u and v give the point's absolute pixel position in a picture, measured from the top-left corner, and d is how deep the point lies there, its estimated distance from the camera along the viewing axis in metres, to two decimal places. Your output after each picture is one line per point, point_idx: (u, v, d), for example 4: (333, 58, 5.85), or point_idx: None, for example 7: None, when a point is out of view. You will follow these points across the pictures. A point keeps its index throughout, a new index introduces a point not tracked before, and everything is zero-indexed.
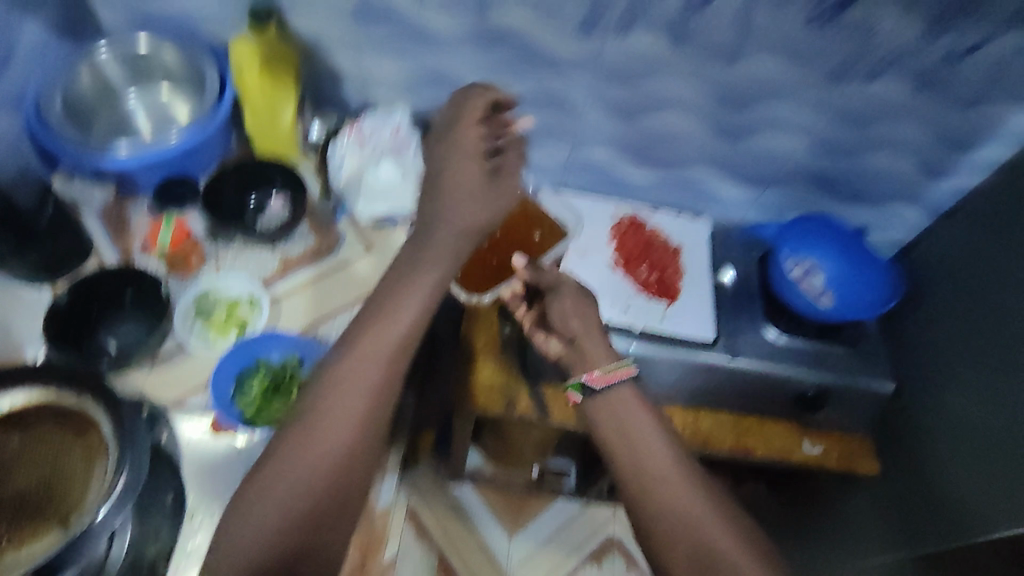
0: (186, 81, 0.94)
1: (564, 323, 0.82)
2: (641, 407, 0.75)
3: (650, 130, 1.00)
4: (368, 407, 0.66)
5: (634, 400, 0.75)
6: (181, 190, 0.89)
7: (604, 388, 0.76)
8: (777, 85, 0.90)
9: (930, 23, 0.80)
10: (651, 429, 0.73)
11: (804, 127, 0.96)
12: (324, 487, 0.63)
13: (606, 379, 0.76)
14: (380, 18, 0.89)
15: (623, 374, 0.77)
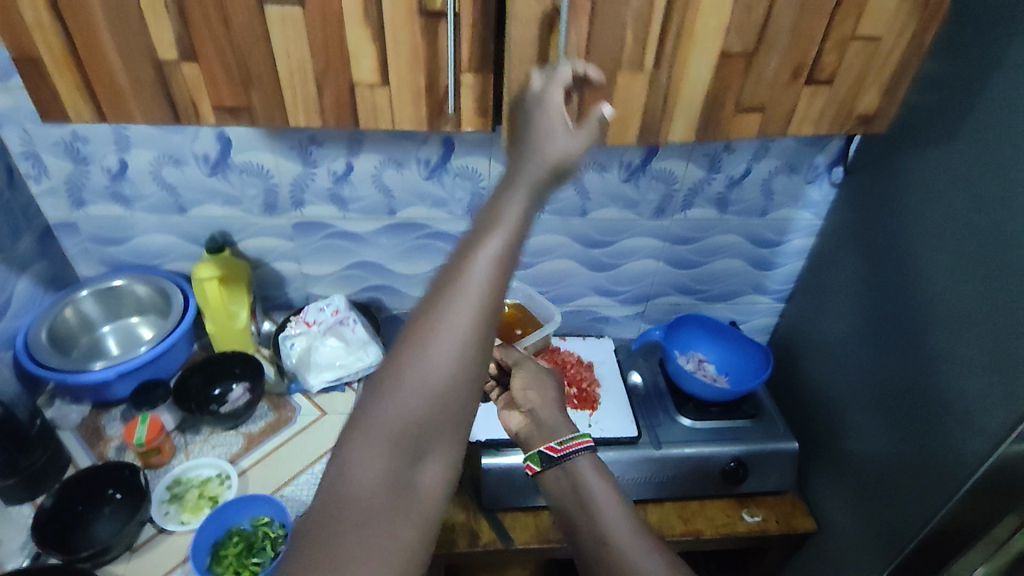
0: (153, 307, 1.14)
1: (524, 393, 0.90)
2: (600, 476, 0.81)
3: (541, 275, 1.26)
4: (447, 402, 0.48)
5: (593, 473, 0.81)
6: (154, 390, 1.01)
7: (562, 458, 0.83)
8: (627, 223, 1.20)
9: (710, 166, 1.13)
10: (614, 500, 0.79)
11: (655, 252, 1.24)
12: (417, 434, 0.47)
13: (564, 449, 0.83)
14: (313, 231, 1.14)
15: (581, 445, 0.83)
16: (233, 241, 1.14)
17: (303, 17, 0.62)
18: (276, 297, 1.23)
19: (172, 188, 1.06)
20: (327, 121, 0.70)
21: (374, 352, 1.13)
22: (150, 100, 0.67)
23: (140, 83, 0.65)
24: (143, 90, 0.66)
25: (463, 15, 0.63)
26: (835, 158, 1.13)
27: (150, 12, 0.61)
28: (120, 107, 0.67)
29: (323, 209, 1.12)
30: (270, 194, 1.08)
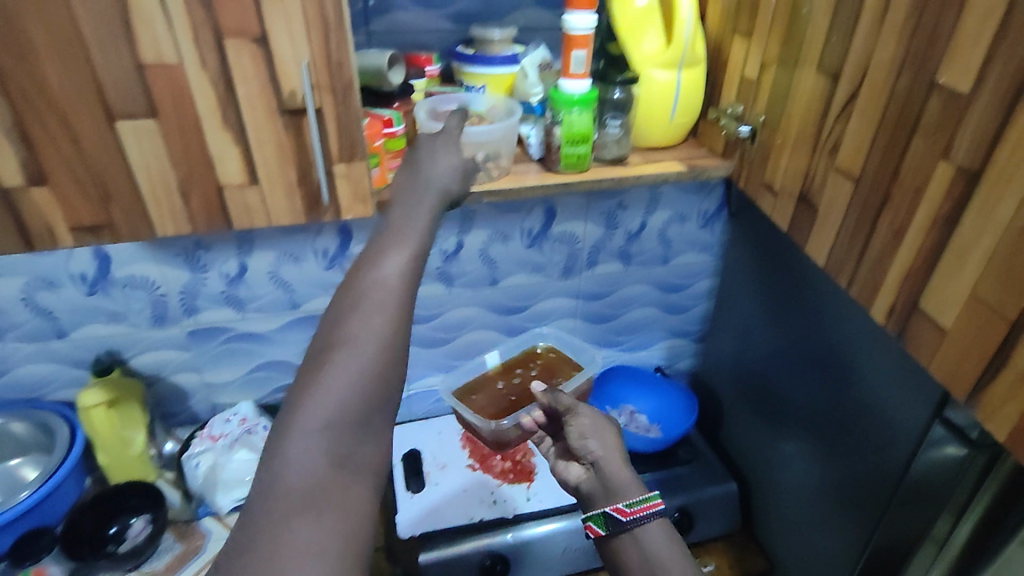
0: (35, 445, 1.04)
1: (583, 441, 0.75)
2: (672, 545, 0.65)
3: (460, 349, 1.24)
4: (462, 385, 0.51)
5: (666, 542, 0.65)
6: (36, 540, 0.92)
7: (632, 524, 0.66)
8: None
9: (608, 223, 1.17)
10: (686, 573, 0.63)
11: None
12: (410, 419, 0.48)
13: (632, 512, 0.66)
14: (212, 336, 1.08)
15: (652, 508, 0.67)
16: (123, 359, 1.06)
17: (158, 127, 0.61)
18: (178, 413, 1.15)
19: (48, 311, 0.99)
20: (199, 226, 0.67)
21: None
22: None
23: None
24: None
25: (327, 109, 0.64)
26: (720, 201, 1.20)
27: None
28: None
29: (219, 313, 1.06)
30: (160, 304, 1.03)
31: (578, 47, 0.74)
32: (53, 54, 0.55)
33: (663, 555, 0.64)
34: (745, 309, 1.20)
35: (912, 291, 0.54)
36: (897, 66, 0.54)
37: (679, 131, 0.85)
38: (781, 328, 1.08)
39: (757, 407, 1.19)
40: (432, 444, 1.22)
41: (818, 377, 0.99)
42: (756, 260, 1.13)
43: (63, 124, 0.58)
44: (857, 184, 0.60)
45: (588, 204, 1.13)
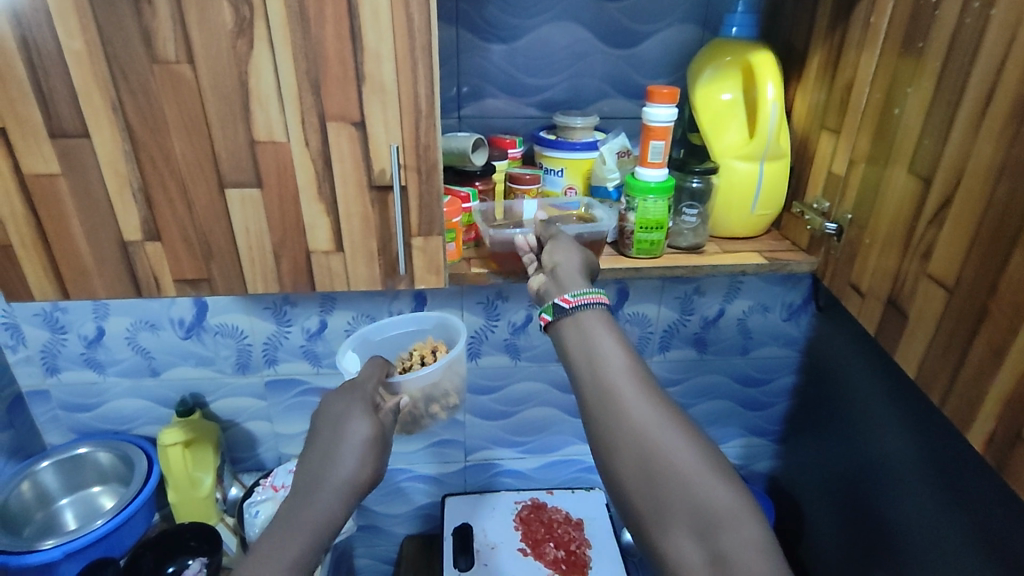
0: (116, 475, 1.11)
1: (550, 254, 0.72)
2: (609, 326, 0.63)
3: (522, 422, 1.23)
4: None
5: (603, 323, 0.63)
6: (102, 568, 0.93)
7: (575, 311, 0.64)
8: None
9: (682, 309, 1.14)
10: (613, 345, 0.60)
11: None
12: None
13: (576, 300, 0.64)
14: (288, 387, 1.15)
15: (593, 300, 0.65)
16: (205, 402, 1.14)
17: (261, 196, 0.66)
18: (248, 458, 1.20)
19: (146, 351, 1.08)
20: (285, 287, 0.72)
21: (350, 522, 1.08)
22: (114, 278, 0.69)
23: (105, 264, 0.68)
24: (104, 267, 0.68)
25: (411, 187, 0.68)
26: (805, 295, 1.15)
27: (116, 200, 0.65)
28: (83, 287, 0.69)
29: (296, 365, 1.12)
30: (244, 354, 1.10)
31: (657, 138, 0.75)
32: (183, 129, 0.62)
33: (599, 332, 0.62)
34: (831, 418, 1.12)
35: (1013, 420, 0.49)
36: (995, 174, 0.51)
37: (760, 223, 0.84)
38: (867, 434, 1.00)
39: (845, 527, 1.06)
40: (483, 520, 1.18)
41: (914, 494, 0.90)
42: (843, 368, 1.07)
43: (183, 191, 0.65)
44: (949, 292, 0.56)
45: (662, 288, 1.12)
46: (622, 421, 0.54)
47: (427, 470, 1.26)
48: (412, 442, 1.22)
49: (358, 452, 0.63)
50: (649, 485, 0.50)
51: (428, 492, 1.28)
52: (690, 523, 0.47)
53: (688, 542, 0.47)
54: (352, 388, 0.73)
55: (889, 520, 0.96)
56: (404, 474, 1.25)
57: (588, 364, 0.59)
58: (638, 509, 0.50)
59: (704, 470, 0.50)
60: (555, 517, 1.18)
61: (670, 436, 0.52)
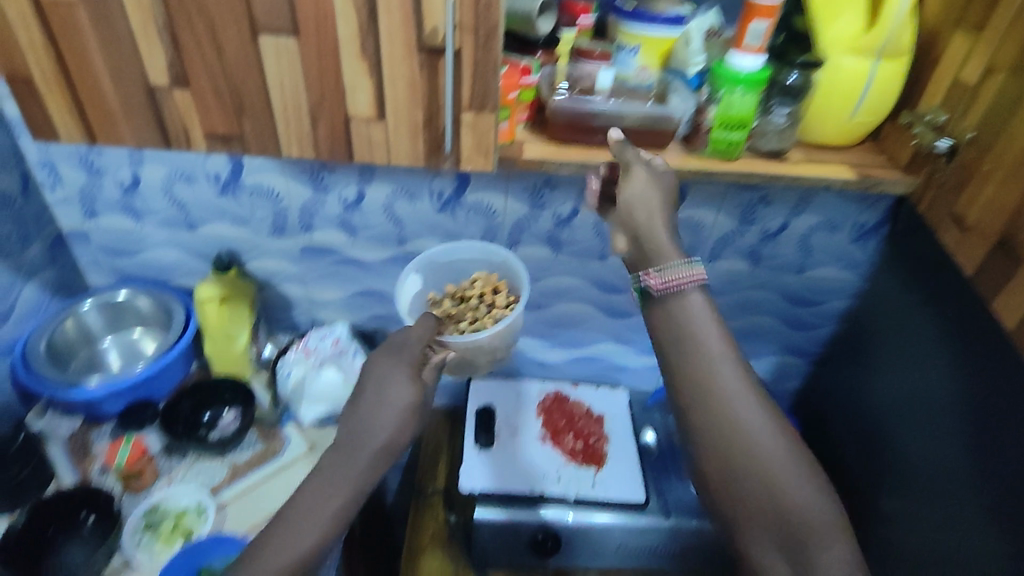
0: (155, 320, 1.14)
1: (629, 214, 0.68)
2: (705, 305, 0.64)
3: (555, 316, 1.21)
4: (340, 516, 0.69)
5: (700, 305, 0.64)
6: (142, 412, 1.00)
7: (665, 294, 0.64)
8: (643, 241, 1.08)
9: (741, 218, 1.06)
10: (710, 326, 0.63)
11: None
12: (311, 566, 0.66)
13: (666, 285, 0.64)
14: (323, 255, 1.13)
15: (692, 276, 0.64)
16: (241, 261, 1.13)
17: (297, 48, 0.59)
18: (282, 320, 1.23)
19: (182, 204, 1.06)
20: (321, 153, 0.66)
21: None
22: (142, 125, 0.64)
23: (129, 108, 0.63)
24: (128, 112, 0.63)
25: (465, 54, 0.59)
26: (881, 217, 1.05)
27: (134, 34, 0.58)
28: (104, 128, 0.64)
29: (331, 234, 1.10)
30: (280, 218, 1.07)
31: (759, 18, 0.65)
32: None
33: (693, 309, 0.63)
34: (876, 348, 1.05)
35: None
36: None
37: (857, 132, 0.74)
38: (914, 374, 0.94)
39: (865, 454, 1.05)
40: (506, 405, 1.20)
41: (946, 452, 0.86)
42: (910, 292, 0.96)
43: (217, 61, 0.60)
44: None
45: (725, 194, 1.03)
46: (724, 415, 0.60)
47: None
48: None
49: (395, 417, 0.73)
50: (729, 473, 0.59)
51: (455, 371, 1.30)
52: (774, 529, 0.58)
53: (777, 558, 0.58)
54: (399, 347, 0.79)
55: (905, 426, 0.95)
56: None
57: (683, 348, 0.62)
58: (729, 516, 0.60)
59: (791, 470, 0.59)
60: (577, 411, 1.20)
61: (765, 443, 0.59)
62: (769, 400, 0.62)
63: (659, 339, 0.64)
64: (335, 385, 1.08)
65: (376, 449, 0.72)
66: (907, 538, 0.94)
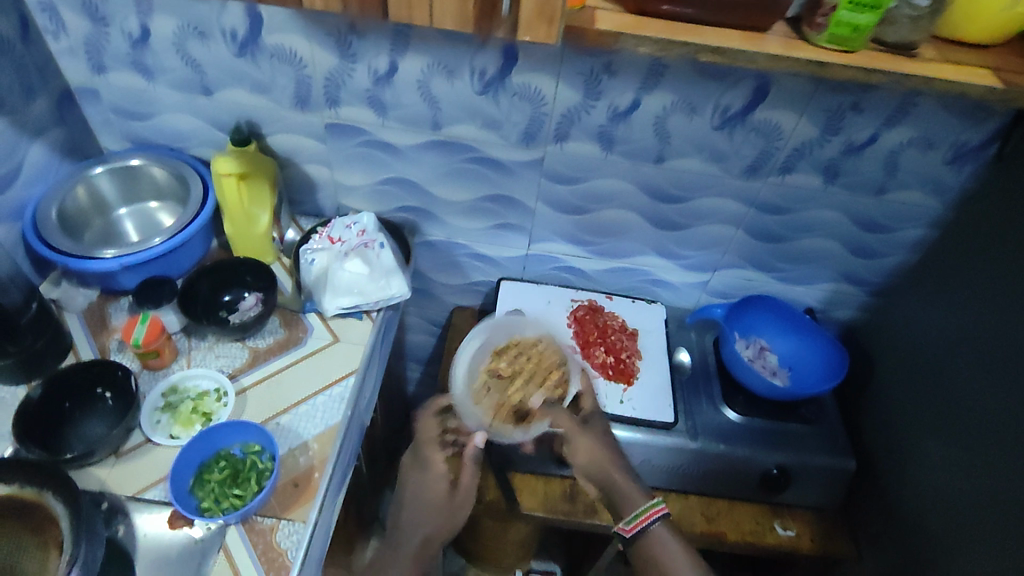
0: (170, 193, 1.08)
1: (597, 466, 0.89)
2: (680, 544, 0.83)
3: (596, 223, 1.12)
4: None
5: (683, 555, 0.81)
6: (159, 289, 0.94)
7: (635, 534, 0.84)
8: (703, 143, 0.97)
9: (824, 126, 0.92)
10: (682, 560, 0.81)
11: (717, 165, 0.99)
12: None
13: (635, 527, 0.84)
14: (350, 135, 1.03)
15: (654, 513, 0.84)
16: (261, 134, 1.04)
17: None
18: (306, 203, 1.15)
19: (196, 64, 0.95)
20: (352, 7, 0.61)
21: (396, 284, 1.03)
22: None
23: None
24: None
25: None
26: (990, 135, 0.90)
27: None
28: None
29: (360, 112, 0.99)
30: (304, 87, 0.96)
31: None
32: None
33: (671, 552, 0.82)
34: (970, 349, 0.87)
35: None
36: None
37: (1004, 30, 0.65)
38: (1010, 426, 0.79)
39: (912, 431, 0.97)
40: (536, 312, 1.14)
41: (999, 522, 0.79)
42: (1012, 237, 0.83)
43: (421, 519, 0.91)
44: None
45: (811, 96, 0.89)
46: None
47: (487, 252, 1.20)
48: (476, 219, 1.14)
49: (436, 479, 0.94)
50: None
51: (484, 272, 1.24)
52: None
53: None
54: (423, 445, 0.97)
55: (960, 361, 0.89)
56: (462, 249, 1.20)
57: None
58: None
59: None
60: (610, 323, 1.12)
61: None
62: None
63: None
64: (360, 280, 1.02)
65: (419, 539, 0.89)
66: (947, 479, 0.89)
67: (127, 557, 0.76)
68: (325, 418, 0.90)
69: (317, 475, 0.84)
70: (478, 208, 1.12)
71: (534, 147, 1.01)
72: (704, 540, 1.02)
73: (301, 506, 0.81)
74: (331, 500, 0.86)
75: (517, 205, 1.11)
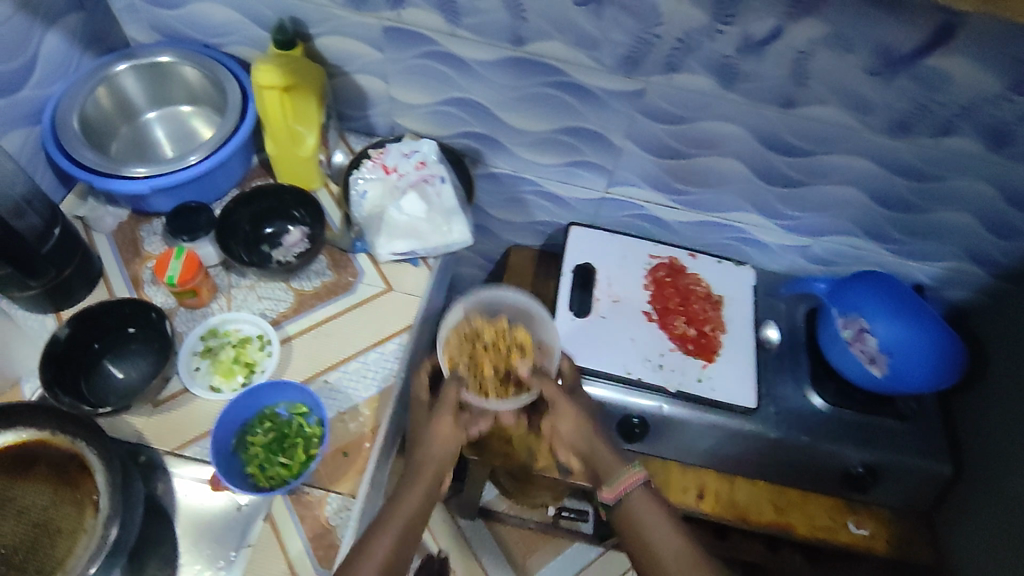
0: (205, 98, 0.93)
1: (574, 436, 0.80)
2: (657, 505, 0.74)
3: (690, 170, 0.96)
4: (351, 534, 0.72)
5: (656, 508, 0.73)
6: (194, 219, 0.82)
7: (618, 499, 0.74)
8: (848, 90, 0.78)
9: (1016, 79, 0.72)
10: (663, 522, 0.72)
11: (858, 117, 0.81)
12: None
13: (617, 492, 0.74)
14: (412, 44, 0.85)
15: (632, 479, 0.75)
16: (308, 35, 0.87)
17: None
18: (357, 119, 1.00)
19: None
20: None
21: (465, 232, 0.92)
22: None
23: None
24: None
25: None
26: None
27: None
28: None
29: (427, 16, 0.81)
30: None
31: None
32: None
33: (651, 518, 0.72)
34: None
35: None
36: None
37: None
38: None
39: None
40: (609, 266, 1.01)
41: None
42: None
43: (427, 453, 0.75)
44: None
45: (1012, 39, 0.68)
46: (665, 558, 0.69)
47: (557, 191, 1.05)
48: (550, 154, 0.98)
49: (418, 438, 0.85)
50: None
51: (551, 212, 1.10)
52: None
53: None
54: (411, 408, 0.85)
55: None
56: (529, 185, 1.06)
57: (647, 546, 0.71)
58: None
59: None
60: (695, 289, 0.99)
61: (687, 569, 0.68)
62: None
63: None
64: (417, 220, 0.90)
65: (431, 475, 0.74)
66: None
67: (167, 517, 0.71)
68: (377, 378, 0.81)
69: (368, 444, 0.76)
70: (554, 142, 0.96)
71: (634, 76, 0.82)
72: (770, 530, 0.98)
73: (352, 479, 0.74)
74: (382, 470, 0.79)
75: (601, 143, 0.94)
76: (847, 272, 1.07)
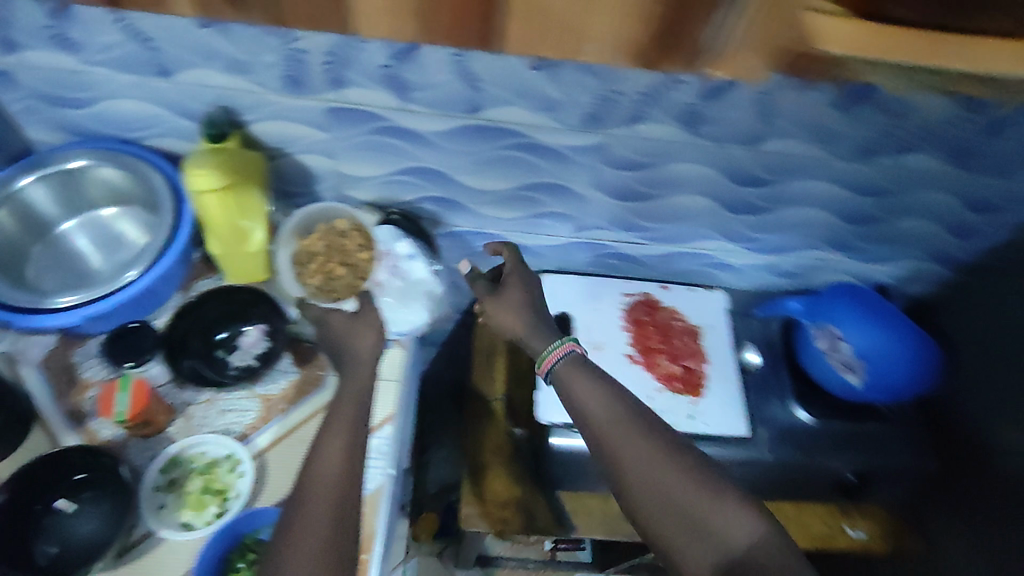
0: (131, 199, 0.85)
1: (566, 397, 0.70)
2: (589, 376, 0.70)
3: (657, 209, 0.94)
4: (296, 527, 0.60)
5: (585, 372, 0.70)
6: (139, 342, 0.79)
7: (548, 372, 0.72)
8: (806, 124, 0.78)
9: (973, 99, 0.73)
10: (601, 398, 0.68)
11: (818, 147, 0.81)
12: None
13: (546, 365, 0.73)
14: (359, 121, 0.79)
15: (563, 353, 0.72)
16: (242, 123, 0.80)
17: None
18: (303, 197, 0.94)
19: (145, 36, 0.69)
20: None
21: (425, 272, 0.89)
22: None
23: None
24: None
25: None
26: None
27: None
28: None
29: (373, 94, 0.75)
30: (294, 62, 0.71)
31: None
32: None
33: (589, 395, 0.68)
34: None
35: None
36: None
37: None
38: None
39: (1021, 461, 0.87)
40: (585, 312, 0.99)
41: None
42: None
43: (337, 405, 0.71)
44: None
45: None
46: (609, 432, 0.65)
47: (522, 241, 1.02)
48: (513, 208, 0.95)
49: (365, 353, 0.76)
50: (627, 473, 0.62)
51: None
52: (686, 503, 0.59)
53: (665, 452, 0.62)
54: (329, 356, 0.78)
55: None
56: (493, 238, 1.02)
57: (587, 419, 0.67)
58: (683, 467, 0.61)
59: (689, 463, 0.62)
60: (674, 325, 1.00)
61: (628, 434, 0.64)
62: (692, 466, 0.61)
63: (595, 421, 0.66)
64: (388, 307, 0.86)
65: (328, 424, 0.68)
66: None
67: None
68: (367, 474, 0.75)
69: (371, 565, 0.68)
70: (518, 196, 0.93)
71: (597, 131, 0.80)
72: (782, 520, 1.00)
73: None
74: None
75: (563, 192, 0.91)
76: (815, 281, 1.08)
